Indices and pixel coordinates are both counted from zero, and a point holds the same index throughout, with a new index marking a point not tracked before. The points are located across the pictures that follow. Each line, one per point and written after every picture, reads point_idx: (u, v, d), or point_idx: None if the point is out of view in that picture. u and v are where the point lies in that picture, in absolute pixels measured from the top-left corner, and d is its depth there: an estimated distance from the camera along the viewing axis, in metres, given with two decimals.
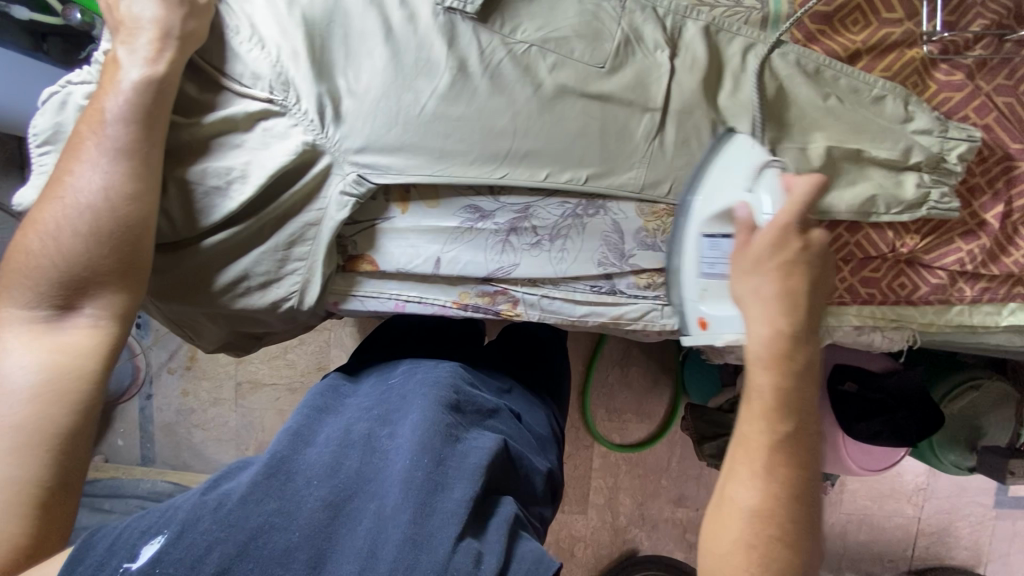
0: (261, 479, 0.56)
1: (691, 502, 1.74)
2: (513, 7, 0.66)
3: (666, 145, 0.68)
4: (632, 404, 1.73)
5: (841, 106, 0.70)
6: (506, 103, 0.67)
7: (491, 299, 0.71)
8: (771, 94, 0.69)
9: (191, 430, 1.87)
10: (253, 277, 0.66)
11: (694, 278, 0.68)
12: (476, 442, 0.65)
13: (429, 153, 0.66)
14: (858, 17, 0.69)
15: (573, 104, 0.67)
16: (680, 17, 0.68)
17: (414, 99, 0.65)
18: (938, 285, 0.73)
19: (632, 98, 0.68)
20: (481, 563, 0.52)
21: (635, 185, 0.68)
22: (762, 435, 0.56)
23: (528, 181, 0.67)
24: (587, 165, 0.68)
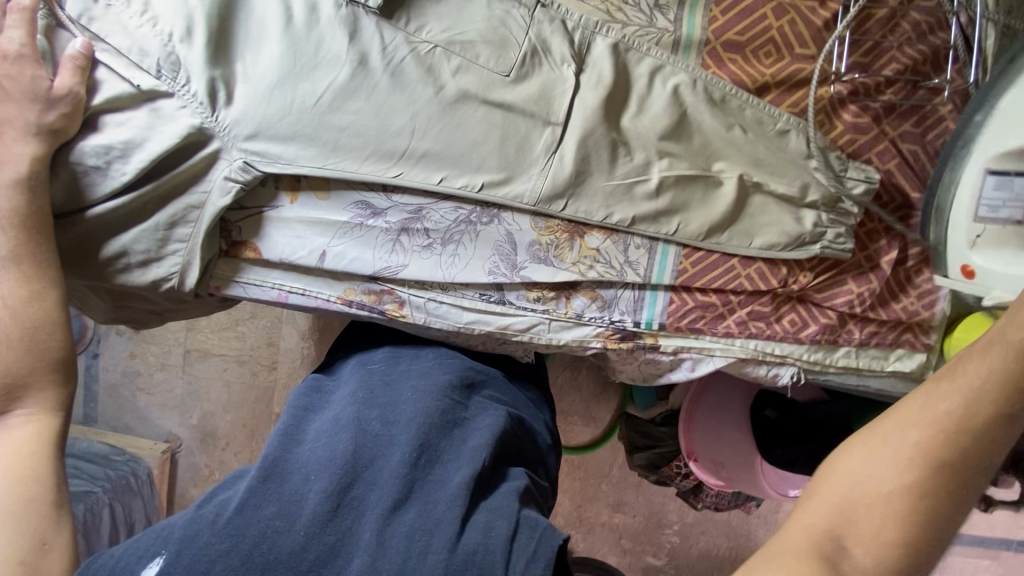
0: (256, 487, 0.61)
1: (629, 508, 1.75)
2: (420, 6, 0.65)
3: (565, 161, 0.67)
4: (580, 407, 1.73)
5: (745, 137, 0.69)
6: (406, 102, 0.66)
7: (377, 297, 0.71)
8: (674, 119, 0.68)
9: (135, 393, 1.85)
10: (133, 254, 0.66)
11: (965, 226, 0.66)
12: (472, 426, 0.72)
13: (323, 145, 0.65)
14: (770, 49, 0.69)
15: (476, 109, 0.67)
16: (590, 33, 0.67)
17: (311, 89, 0.64)
18: (827, 325, 0.73)
19: (536, 110, 0.67)
20: (490, 533, 0.57)
21: (530, 197, 0.68)
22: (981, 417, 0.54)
23: (422, 183, 0.67)
24: (485, 172, 0.67)
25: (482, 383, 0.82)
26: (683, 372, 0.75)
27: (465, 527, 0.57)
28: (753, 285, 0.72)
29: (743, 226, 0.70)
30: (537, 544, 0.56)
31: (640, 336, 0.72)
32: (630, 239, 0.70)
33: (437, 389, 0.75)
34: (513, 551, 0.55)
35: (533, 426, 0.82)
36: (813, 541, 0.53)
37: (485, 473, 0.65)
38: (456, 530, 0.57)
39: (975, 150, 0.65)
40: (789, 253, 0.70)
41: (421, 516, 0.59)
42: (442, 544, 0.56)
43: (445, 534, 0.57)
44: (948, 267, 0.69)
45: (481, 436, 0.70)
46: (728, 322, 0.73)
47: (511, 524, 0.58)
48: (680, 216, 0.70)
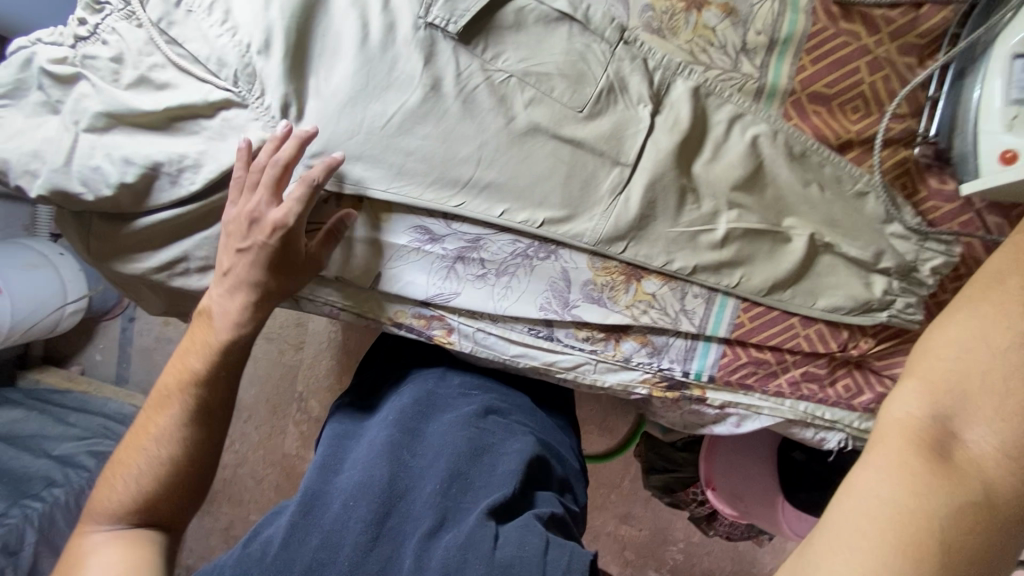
0: (298, 521, 0.62)
1: (636, 522, 1.74)
2: (498, 33, 0.63)
3: (630, 204, 0.65)
4: (597, 417, 1.70)
5: (821, 194, 0.66)
6: (475, 130, 0.64)
7: (426, 322, 0.71)
8: (749, 170, 0.66)
9: None
10: (193, 259, 0.68)
11: (999, 104, 0.59)
12: (503, 450, 0.72)
13: (388, 167, 0.64)
14: (858, 104, 0.65)
15: (545, 143, 0.65)
16: (671, 74, 0.65)
17: (381, 111, 0.63)
18: (882, 393, 0.71)
19: (605, 149, 0.65)
20: (524, 545, 0.57)
21: (591, 237, 0.66)
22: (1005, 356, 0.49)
23: (482, 215, 0.66)
24: (547, 208, 0.66)
25: (511, 409, 0.82)
26: (726, 426, 0.74)
27: (499, 541, 0.58)
28: (811, 346, 0.69)
29: (806, 285, 0.68)
30: (568, 560, 0.56)
31: (687, 387, 0.71)
32: (688, 287, 0.68)
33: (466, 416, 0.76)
34: (549, 562, 0.56)
35: (564, 452, 0.82)
36: (916, 458, 0.47)
37: (516, 496, 0.66)
38: (492, 546, 0.57)
39: (995, 44, 0.60)
40: (853, 317, 0.68)
41: (456, 535, 0.60)
42: (480, 559, 0.56)
43: (481, 549, 0.57)
44: (983, 163, 0.60)
45: (511, 459, 0.70)
46: (780, 380, 0.71)
47: (542, 537, 0.58)
48: (743, 269, 0.68)
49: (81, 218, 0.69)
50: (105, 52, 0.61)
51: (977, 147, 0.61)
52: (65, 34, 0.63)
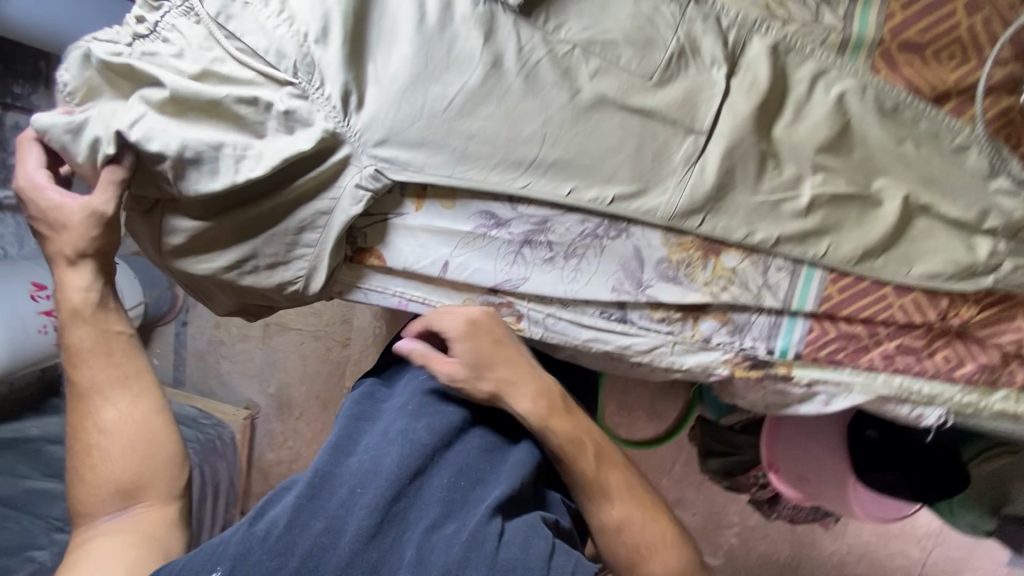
0: (303, 501, 0.60)
1: (687, 507, 1.67)
2: (560, 3, 0.61)
3: (706, 174, 0.62)
4: (645, 402, 1.67)
5: (916, 152, 0.62)
6: (539, 107, 0.61)
7: (494, 309, 0.70)
8: (835, 130, 0.61)
9: (219, 361, 1.92)
10: (263, 256, 0.67)
11: None
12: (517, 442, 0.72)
13: (451, 152, 0.63)
14: (955, 51, 0.59)
15: (612, 115, 0.61)
16: (746, 32, 0.61)
17: (441, 93, 0.61)
18: (987, 365, 0.65)
19: (677, 117, 0.61)
20: (529, 548, 0.59)
21: (664, 212, 0.63)
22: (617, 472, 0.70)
23: (550, 195, 0.63)
24: (617, 183, 0.63)
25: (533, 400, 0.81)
26: (815, 406, 0.70)
27: (503, 539, 0.59)
28: (906, 316, 0.64)
29: (901, 251, 0.63)
30: (572, 565, 0.59)
31: (772, 365, 0.67)
32: (771, 260, 0.64)
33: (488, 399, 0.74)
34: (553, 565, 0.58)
35: None
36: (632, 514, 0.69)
37: (523, 494, 0.66)
38: (496, 545, 0.58)
39: None
40: (955, 284, 0.63)
41: (459, 530, 0.60)
42: (481, 559, 0.57)
43: (484, 549, 0.58)
44: None
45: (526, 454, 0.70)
46: (872, 355, 0.66)
47: (547, 542, 0.60)
48: (830, 237, 0.63)
49: (151, 216, 0.69)
50: (167, 48, 0.61)
51: None
52: (124, 32, 0.62)
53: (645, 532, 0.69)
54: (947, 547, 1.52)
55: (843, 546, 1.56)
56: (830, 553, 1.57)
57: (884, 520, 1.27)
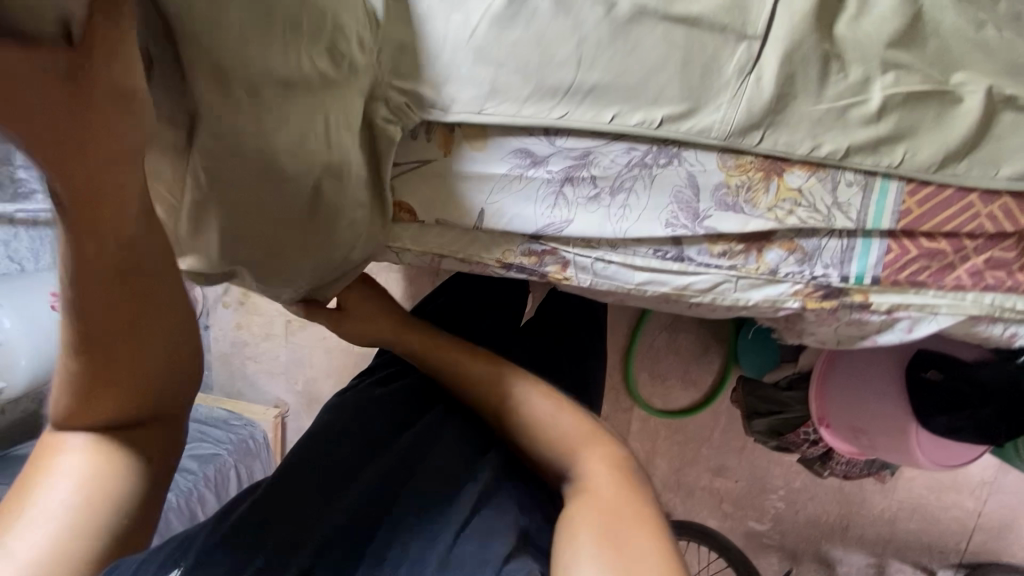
0: (270, 491, 0.64)
1: (731, 473, 1.59)
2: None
3: (764, 83, 0.55)
4: (679, 369, 1.56)
5: (999, 38, 0.56)
6: (571, 27, 0.55)
7: (538, 259, 0.65)
8: (907, 20, 0.55)
9: (245, 361, 1.86)
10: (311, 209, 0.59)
11: None
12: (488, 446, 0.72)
13: (478, 87, 0.57)
14: None
15: (654, 29, 0.55)
16: None
17: (464, 21, 0.56)
18: None
19: (727, 23, 0.55)
20: (487, 547, 0.56)
21: (719, 131, 0.57)
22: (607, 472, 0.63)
23: (591, 123, 0.57)
24: (665, 104, 0.57)
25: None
26: (894, 334, 0.65)
27: (458, 543, 0.57)
28: (995, 225, 0.58)
29: (988, 151, 0.56)
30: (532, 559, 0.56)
31: (847, 293, 0.61)
32: (841, 175, 0.58)
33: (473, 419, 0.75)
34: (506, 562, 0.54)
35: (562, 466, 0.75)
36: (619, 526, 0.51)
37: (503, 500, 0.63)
38: (451, 543, 0.57)
39: None
40: None
41: (433, 539, 0.59)
42: (432, 561, 0.56)
43: (441, 546, 0.57)
44: None
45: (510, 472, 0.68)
46: (958, 272, 0.60)
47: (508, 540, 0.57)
48: (906, 143, 0.57)
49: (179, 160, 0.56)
50: None
51: None
52: None
53: (612, 504, 0.54)
54: (1002, 496, 1.43)
55: (895, 502, 1.50)
56: (881, 509, 1.51)
57: (950, 467, 1.19)
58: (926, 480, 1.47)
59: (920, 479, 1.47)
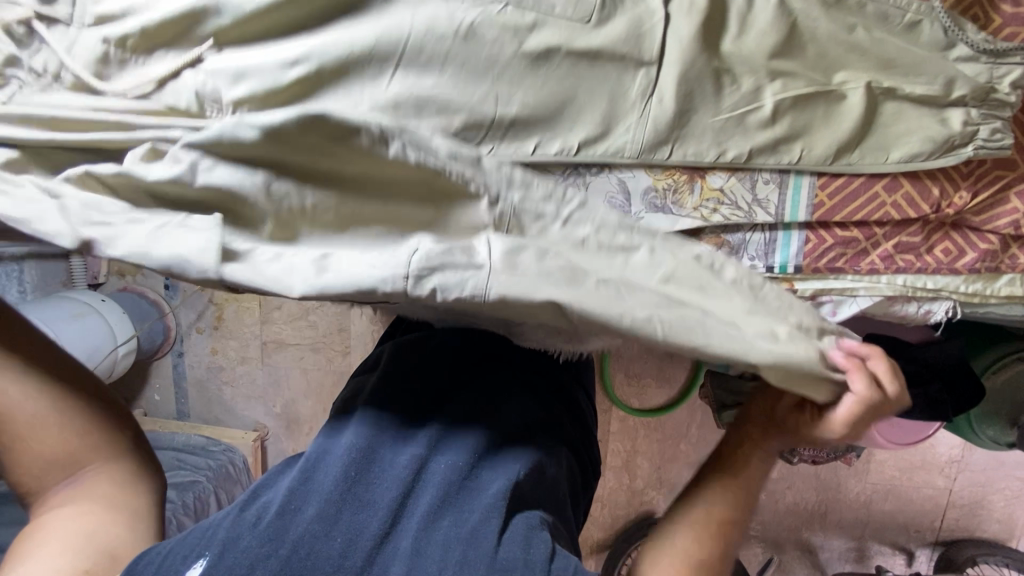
0: (296, 488, 0.60)
1: None
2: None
3: (665, 102, 0.60)
4: (653, 368, 1.58)
5: (869, 39, 0.61)
6: (484, 65, 0.57)
7: None
8: (784, 34, 0.60)
9: (221, 388, 1.84)
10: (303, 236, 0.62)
11: None
12: (517, 437, 0.70)
13: None
14: None
15: (561, 63, 0.58)
16: None
17: (377, 69, 0.57)
18: (988, 250, 0.64)
19: (626, 52, 0.59)
20: (530, 546, 0.56)
21: (631, 151, 0.61)
22: (714, 544, 0.67)
23: (515, 156, 0.60)
24: (578, 131, 0.60)
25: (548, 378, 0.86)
26: (821, 318, 0.70)
27: (504, 538, 0.57)
28: (901, 213, 0.63)
29: (875, 149, 0.62)
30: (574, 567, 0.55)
31: (774, 283, 0.66)
32: (758, 174, 0.63)
33: (493, 395, 0.74)
34: (553, 571, 0.55)
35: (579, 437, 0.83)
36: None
37: (528, 489, 0.64)
38: (495, 542, 0.56)
39: None
40: (936, 162, 0.62)
41: (457, 524, 0.58)
42: (481, 559, 0.55)
43: (482, 548, 0.56)
44: None
45: (531, 438, 0.71)
46: (872, 258, 0.65)
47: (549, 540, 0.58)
48: (803, 141, 0.62)
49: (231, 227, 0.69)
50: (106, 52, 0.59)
51: None
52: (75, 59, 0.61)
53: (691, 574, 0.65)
54: (969, 473, 1.50)
55: (868, 485, 1.55)
56: (856, 493, 1.56)
57: (905, 445, 1.25)
58: (896, 462, 1.53)
59: (890, 461, 1.53)
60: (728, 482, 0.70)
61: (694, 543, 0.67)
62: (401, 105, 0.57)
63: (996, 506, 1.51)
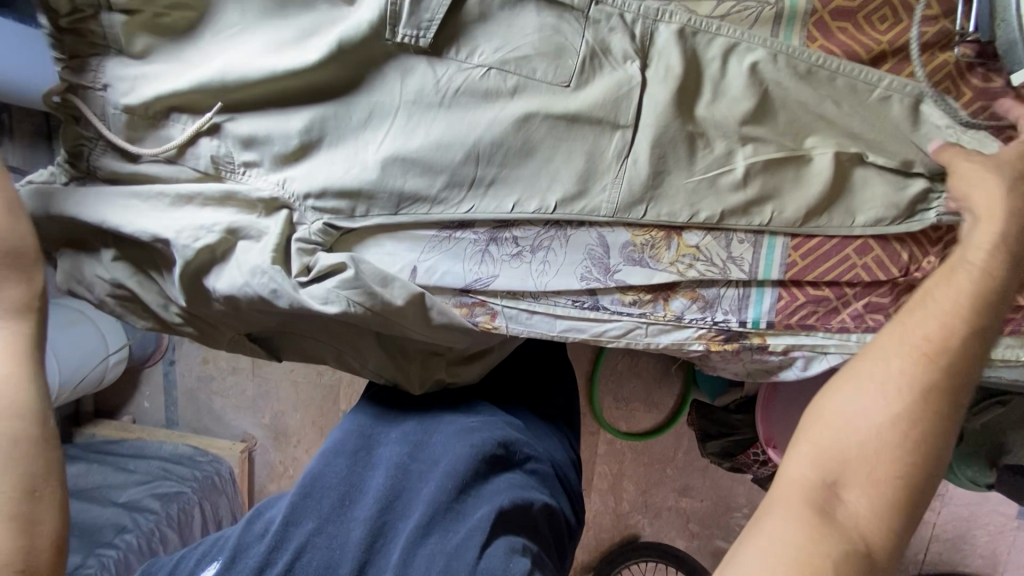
0: (297, 501, 0.63)
1: (697, 494, 1.59)
2: (467, 29, 0.62)
3: (638, 164, 0.63)
4: (641, 394, 1.58)
5: (838, 110, 0.63)
6: (466, 131, 0.62)
7: (469, 310, 0.70)
8: (753, 101, 0.62)
9: (211, 396, 1.84)
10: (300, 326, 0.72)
11: None
12: (505, 467, 0.71)
13: (388, 203, 0.64)
14: (886, 13, 0.62)
15: (541, 126, 0.62)
16: (652, 21, 0.62)
17: (364, 148, 0.64)
18: None
19: (603, 116, 0.62)
20: (510, 562, 0.55)
21: (607, 209, 0.64)
22: (903, 463, 0.55)
23: (495, 214, 0.64)
24: (556, 189, 0.64)
25: (531, 416, 0.86)
26: (794, 370, 0.72)
27: (485, 553, 0.56)
28: (870, 275, 0.65)
29: (842, 216, 0.64)
30: None
31: (746, 336, 0.68)
32: (733, 234, 0.65)
33: (486, 425, 0.73)
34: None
35: (565, 469, 0.82)
36: (936, 357, 0.57)
37: (515, 512, 0.64)
38: (476, 556, 0.56)
39: None
40: (899, 227, 0.63)
41: (442, 541, 0.59)
42: (462, 567, 0.56)
43: (464, 560, 0.56)
44: None
45: (517, 471, 0.71)
46: (842, 317, 0.67)
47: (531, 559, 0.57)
48: (773, 203, 0.64)
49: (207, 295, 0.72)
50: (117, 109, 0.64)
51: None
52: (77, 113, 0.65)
53: (813, 556, 0.51)
54: (953, 507, 1.44)
55: None
56: None
57: None
58: None
59: None
60: (902, 394, 0.56)
61: (813, 467, 0.56)
62: (393, 164, 0.63)
63: (979, 542, 1.44)
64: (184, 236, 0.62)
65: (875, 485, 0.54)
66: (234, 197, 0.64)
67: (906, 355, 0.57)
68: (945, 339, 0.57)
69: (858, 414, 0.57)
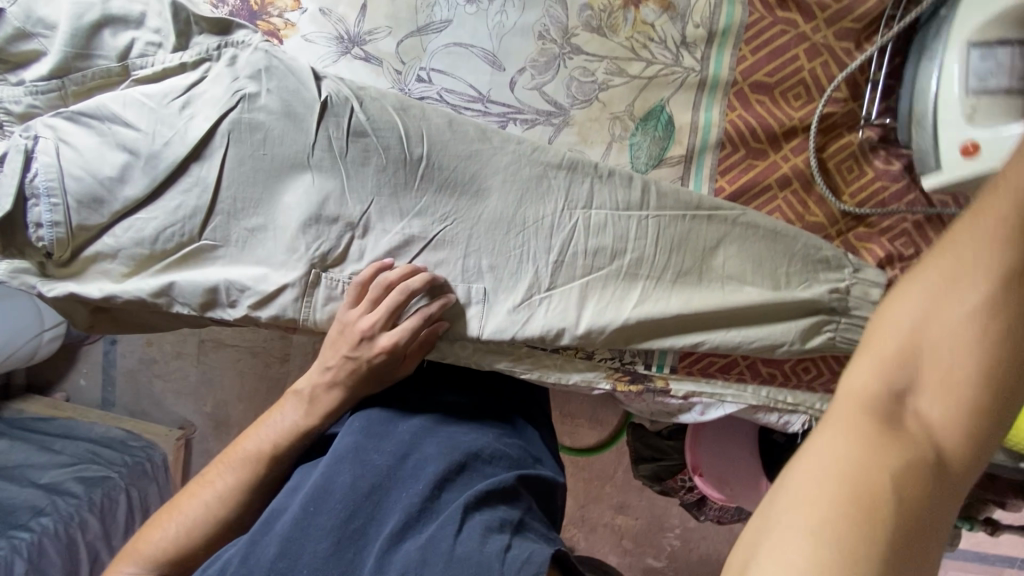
0: (257, 534, 0.56)
1: (633, 511, 1.63)
2: (420, 56, 0.68)
3: (508, 243, 0.64)
4: (586, 410, 1.61)
5: (752, 234, 0.66)
6: (340, 187, 0.62)
7: None
8: (657, 154, 0.68)
9: (152, 380, 1.69)
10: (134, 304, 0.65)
11: (958, 93, 0.58)
12: (476, 452, 0.65)
13: (267, 217, 0.62)
14: (800, 91, 0.67)
15: (418, 196, 0.63)
16: (589, 74, 0.67)
17: (247, 165, 0.61)
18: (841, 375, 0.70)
19: (526, 225, 0.64)
20: (486, 540, 0.52)
21: (477, 270, 0.65)
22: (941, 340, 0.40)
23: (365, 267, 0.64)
24: (436, 252, 0.64)
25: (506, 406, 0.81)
26: (693, 415, 0.75)
27: (462, 534, 0.53)
28: None
29: (713, 336, 0.66)
30: (528, 556, 0.50)
31: (650, 379, 0.72)
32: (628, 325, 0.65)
33: (455, 414, 0.70)
34: (506, 560, 0.50)
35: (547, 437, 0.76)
36: (902, 361, 0.41)
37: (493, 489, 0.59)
38: (452, 543, 0.52)
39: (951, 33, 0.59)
40: (749, 346, 0.66)
41: (415, 540, 0.54)
42: (438, 560, 0.51)
43: (439, 552, 0.52)
44: (945, 156, 0.59)
45: (487, 441, 0.67)
46: (741, 367, 0.71)
47: (503, 541, 0.52)
48: (639, 288, 0.66)
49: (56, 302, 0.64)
50: (64, 131, 0.60)
51: (939, 137, 0.60)
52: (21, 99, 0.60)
53: (856, 478, 0.37)
54: None
55: None
56: None
57: None
58: None
59: None
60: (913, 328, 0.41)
61: (869, 385, 0.41)
62: (302, 228, 0.62)
63: None
64: (85, 208, 0.60)
65: (860, 385, 0.41)
66: (125, 193, 0.60)
67: (906, 327, 0.42)
68: (921, 496, 0.36)
69: (871, 351, 0.43)
